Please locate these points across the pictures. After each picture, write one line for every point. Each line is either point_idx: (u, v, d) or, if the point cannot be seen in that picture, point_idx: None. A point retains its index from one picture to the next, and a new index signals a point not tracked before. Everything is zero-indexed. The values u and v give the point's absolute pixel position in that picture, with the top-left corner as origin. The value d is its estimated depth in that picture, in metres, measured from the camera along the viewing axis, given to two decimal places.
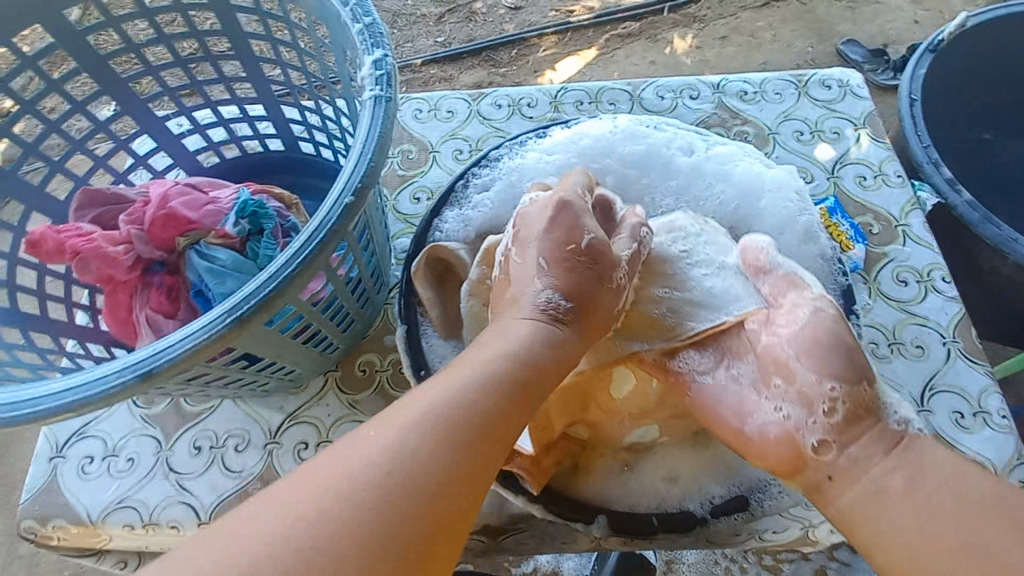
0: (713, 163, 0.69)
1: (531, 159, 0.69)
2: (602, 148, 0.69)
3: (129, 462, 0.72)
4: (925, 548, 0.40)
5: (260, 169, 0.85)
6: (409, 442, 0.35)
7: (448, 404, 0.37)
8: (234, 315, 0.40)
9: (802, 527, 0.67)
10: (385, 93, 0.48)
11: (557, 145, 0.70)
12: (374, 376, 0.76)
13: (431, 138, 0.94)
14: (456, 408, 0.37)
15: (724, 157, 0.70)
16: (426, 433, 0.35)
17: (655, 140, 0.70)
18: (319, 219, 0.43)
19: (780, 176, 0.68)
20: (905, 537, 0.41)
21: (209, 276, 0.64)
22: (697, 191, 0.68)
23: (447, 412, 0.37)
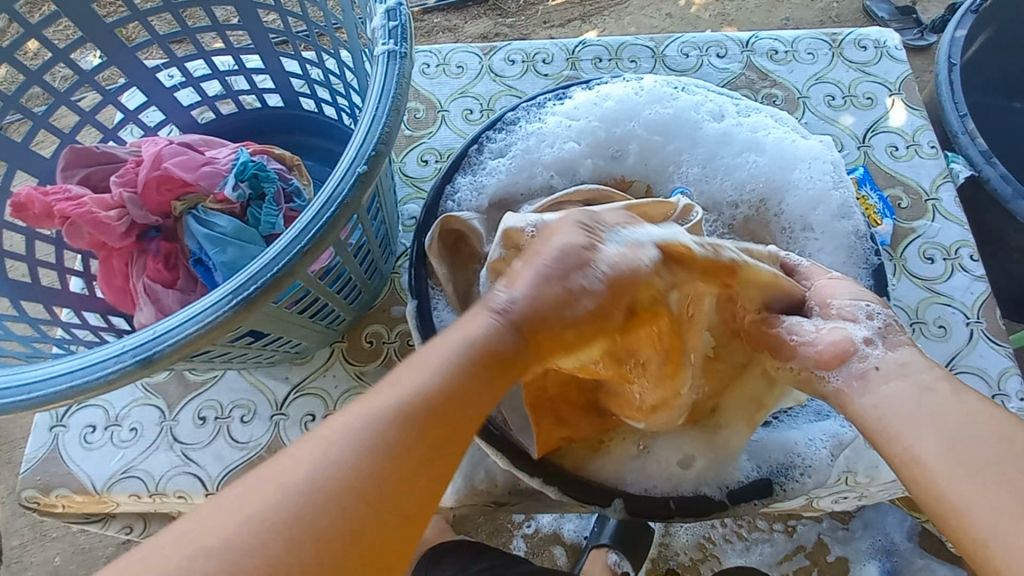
0: (745, 129, 0.64)
1: (551, 124, 0.65)
2: (626, 113, 0.65)
3: (132, 432, 0.71)
4: (946, 459, 0.36)
5: (258, 127, 0.80)
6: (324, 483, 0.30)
7: (362, 429, 0.32)
8: (240, 296, 0.37)
9: (807, 499, 0.69)
10: (399, 48, 0.43)
11: (579, 109, 0.65)
12: (382, 347, 0.74)
13: (439, 95, 0.89)
14: (374, 431, 0.32)
15: (759, 122, 0.65)
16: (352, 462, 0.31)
17: (684, 102, 0.65)
18: (330, 190, 0.39)
19: (817, 147, 0.64)
20: (927, 445, 0.38)
21: (208, 243, 0.61)
22: (728, 160, 0.64)
23: (373, 436, 0.32)
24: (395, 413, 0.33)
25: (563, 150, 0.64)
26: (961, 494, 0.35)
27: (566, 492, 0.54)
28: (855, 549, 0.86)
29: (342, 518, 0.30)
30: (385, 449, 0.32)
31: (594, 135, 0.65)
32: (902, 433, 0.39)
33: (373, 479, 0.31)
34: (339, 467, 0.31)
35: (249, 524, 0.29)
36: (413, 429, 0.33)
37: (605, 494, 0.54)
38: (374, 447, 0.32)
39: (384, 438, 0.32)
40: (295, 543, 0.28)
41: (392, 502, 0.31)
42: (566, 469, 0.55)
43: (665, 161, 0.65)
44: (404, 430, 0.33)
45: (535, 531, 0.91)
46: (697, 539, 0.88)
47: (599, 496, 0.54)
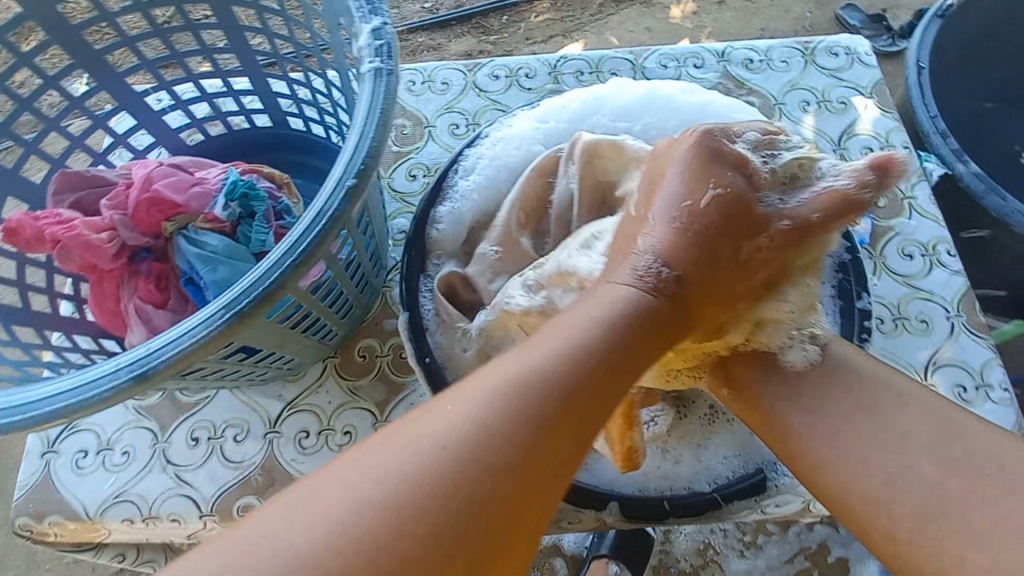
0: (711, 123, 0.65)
1: (521, 128, 0.67)
2: (589, 113, 0.68)
3: (124, 456, 0.71)
4: (851, 473, 0.44)
5: (246, 147, 0.81)
6: (432, 449, 0.32)
7: (526, 369, 0.36)
8: (233, 310, 0.37)
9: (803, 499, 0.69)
10: (385, 66, 0.45)
11: (549, 112, 0.68)
12: (374, 361, 0.75)
13: (426, 111, 0.91)
14: (546, 377, 0.35)
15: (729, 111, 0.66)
16: (471, 434, 0.33)
17: (649, 106, 0.67)
18: (321, 203, 0.40)
19: None
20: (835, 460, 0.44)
21: (200, 262, 0.61)
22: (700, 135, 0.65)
23: (523, 394, 0.34)
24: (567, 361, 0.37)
25: (532, 151, 0.66)
26: (889, 501, 0.42)
27: (562, 497, 0.54)
28: (855, 549, 0.87)
29: (485, 475, 0.32)
30: (538, 400, 0.35)
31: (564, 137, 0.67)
32: (809, 448, 0.46)
33: (491, 449, 0.32)
34: (472, 438, 0.33)
35: (376, 486, 0.31)
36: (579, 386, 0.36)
37: (601, 497, 0.54)
38: (520, 408, 0.34)
39: (524, 402, 0.34)
40: (418, 504, 0.30)
41: (525, 468, 0.33)
42: None
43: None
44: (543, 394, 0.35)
45: (534, 543, 0.90)
46: (697, 545, 0.89)
47: (595, 501, 0.54)
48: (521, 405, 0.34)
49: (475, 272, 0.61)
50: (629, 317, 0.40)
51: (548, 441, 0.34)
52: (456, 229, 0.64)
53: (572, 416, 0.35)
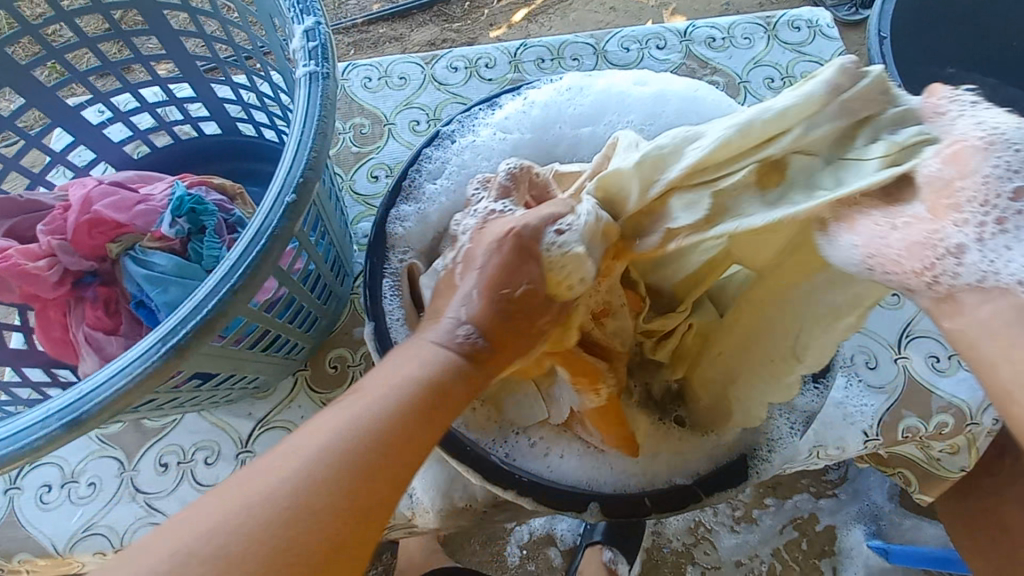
0: (667, 121, 0.64)
1: (485, 136, 0.64)
2: (553, 119, 0.66)
3: (90, 488, 0.68)
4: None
5: (196, 158, 0.78)
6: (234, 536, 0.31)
7: (355, 436, 0.35)
8: (170, 344, 0.34)
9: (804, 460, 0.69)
10: (321, 69, 0.42)
11: (511, 118, 0.65)
12: (347, 371, 0.73)
13: (384, 109, 0.88)
14: (341, 454, 0.35)
15: (689, 94, 0.65)
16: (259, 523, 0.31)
17: (605, 108, 0.66)
18: (259, 222, 0.37)
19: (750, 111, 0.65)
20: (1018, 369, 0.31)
21: (149, 285, 0.58)
22: (659, 125, 0.65)
23: (316, 471, 0.34)
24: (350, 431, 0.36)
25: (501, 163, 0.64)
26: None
27: (539, 500, 0.53)
28: (841, 516, 0.88)
29: (290, 548, 0.31)
30: (341, 472, 0.34)
31: (530, 147, 0.65)
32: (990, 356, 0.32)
33: (291, 536, 0.32)
34: (254, 512, 0.32)
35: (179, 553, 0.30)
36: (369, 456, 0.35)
37: (579, 499, 0.53)
38: (311, 480, 0.33)
39: (334, 479, 0.34)
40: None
41: (322, 545, 0.32)
42: (537, 473, 0.55)
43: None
44: (343, 470, 0.34)
45: (528, 535, 0.90)
46: (688, 523, 0.89)
47: (574, 501, 0.53)
48: (312, 480, 0.33)
49: (424, 287, 0.57)
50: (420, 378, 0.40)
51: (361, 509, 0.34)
52: (421, 230, 0.62)
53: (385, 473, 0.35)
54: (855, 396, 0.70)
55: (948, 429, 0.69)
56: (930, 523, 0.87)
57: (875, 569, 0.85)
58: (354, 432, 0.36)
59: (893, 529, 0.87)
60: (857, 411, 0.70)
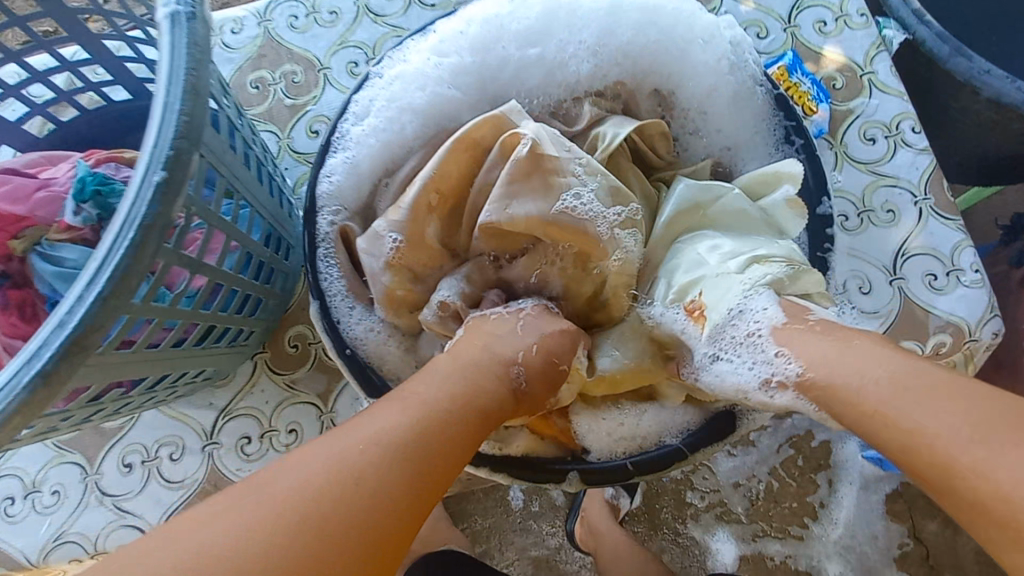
0: (625, 31, 0.56)
1: (416, 63, 0.56)
2: (494, 35, 0.56)
3: (54, 496, 0.66)
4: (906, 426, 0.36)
5: (109, 129, 0.69)
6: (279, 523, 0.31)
7: (369, 449, 0.35)
8: (34, 370, 0.29)
9: None
10: (185, 9, 0.34)
11: (447, 40, 0.56)
12: (309, 349, 0.69)
13: (317, 51, 0.77)
14: (373, 463, 0.34)
15: None
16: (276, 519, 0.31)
17: (554, 18, 0.57)
18: (124, 211, 0.30)
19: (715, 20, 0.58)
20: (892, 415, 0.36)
21: (62, 282, 0.52)
22: (618, 37, 0.56)
23: (334, 476, 0.33)
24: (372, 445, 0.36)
25: (438, 93, 0.56)
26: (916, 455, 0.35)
27: (517, 476, 0.50)
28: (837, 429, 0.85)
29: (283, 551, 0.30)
30: (362, 482, 0.33)
31: (469, 72, 0.56)
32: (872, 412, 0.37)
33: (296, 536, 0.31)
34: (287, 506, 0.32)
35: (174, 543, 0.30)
36: (378, 469, 0.35)
37: (556, 469, 0.50)
38: (323, 487, 0.33)
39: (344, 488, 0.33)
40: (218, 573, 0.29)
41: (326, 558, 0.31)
42: (512, 447, 0.52)
43: (564, 89, 0.57)
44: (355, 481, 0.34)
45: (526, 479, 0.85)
46: None
47: (553, 471, 0.51)
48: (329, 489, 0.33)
49: (366, 255, 0.51)
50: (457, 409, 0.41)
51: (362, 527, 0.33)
52: (355, 185, 0.56)
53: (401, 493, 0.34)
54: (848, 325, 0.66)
55: (944, 349, 0.66)
56: None
57: (870, 478, 0.83)
58: (372, 445, 0.35)
59: None
60: None
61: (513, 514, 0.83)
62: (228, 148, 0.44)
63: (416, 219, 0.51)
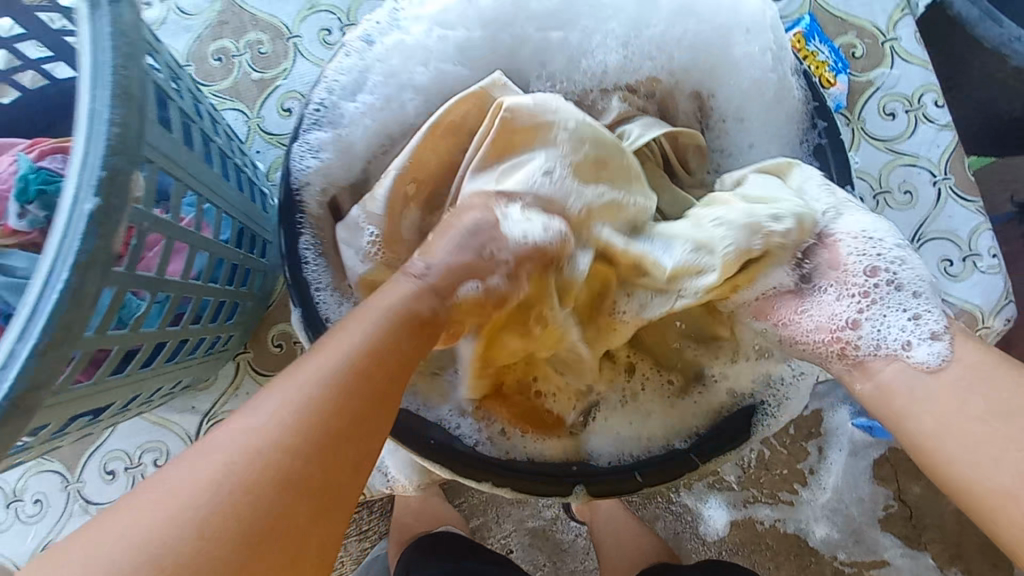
0: (632, 3, 0.51)
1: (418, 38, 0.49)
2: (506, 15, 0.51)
3: (37, 505, 0.63)
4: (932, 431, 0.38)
5: (56, 110, 0.61)
6: (180, 542, 0.27)
7: (253, 436, 0.31)
8: None
9: None
10: None
11: (450, 14, 0.50)
12: (294, 348, 0.65)
13: (285, 16, 0.69)
14: (268, 452, 0.30)
15: None
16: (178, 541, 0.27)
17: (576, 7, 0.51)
18: (52, 247, 0.26)
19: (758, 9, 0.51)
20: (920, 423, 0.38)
21: (10, 293, 0.47)
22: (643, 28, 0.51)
23: (232, 476, 0.29)
24: (262, 431, 0.31)
25: (441, 72, 0.50)
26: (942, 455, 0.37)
27: (520, 489, 0.48)
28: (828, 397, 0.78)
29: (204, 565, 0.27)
30: (264, 472, 0.30)
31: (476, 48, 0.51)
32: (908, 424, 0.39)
33: (220, 543, 0.28)
34: (186, 526, 0.28)
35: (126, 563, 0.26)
36: (286, 447, 0.31)
37: (561, 483, 0.47)
38: (219, 494, 0.29)
39: (246, 487, 0.29)
40: None
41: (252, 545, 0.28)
42: (514, 460, 0.49)
43: (590, 79, 0.53)
44: (257, 477, 0.29)
45: None
46: None
47: (560, 483, 0.48)
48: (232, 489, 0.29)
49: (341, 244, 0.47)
50: (370, 351, 0.35)
51: (287, 509, 0.30)
52: (343, 161, 0.50)
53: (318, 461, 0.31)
54: None
55: None
56: None
57: (859, 443, 0.77)
58: (263, 432, 0.31)
59: None
60: None
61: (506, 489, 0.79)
62: (184, 147, 0.39)
63: (394, 213, 0.46)
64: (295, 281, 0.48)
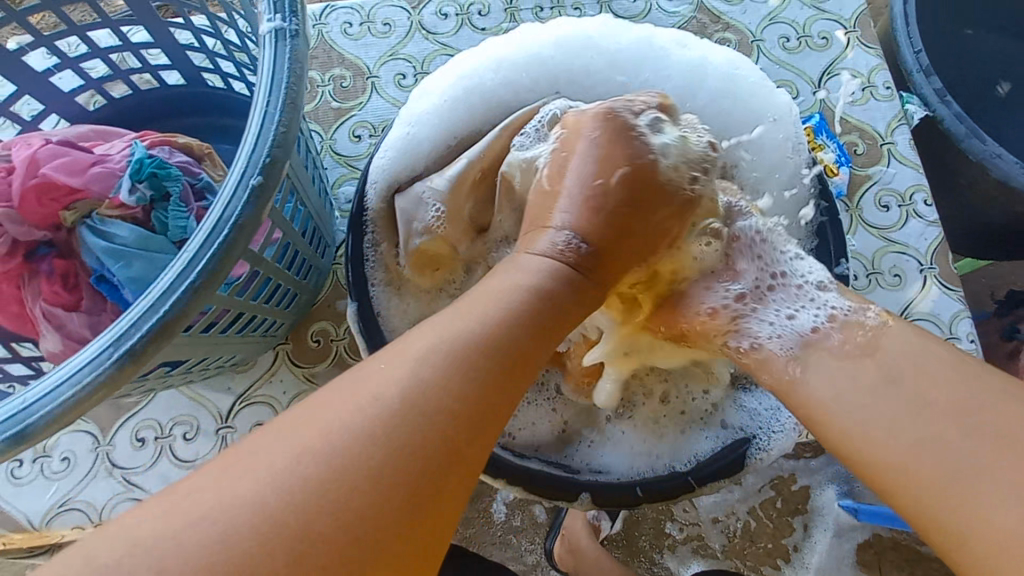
0: (679, 75, 0.60)
1: (503, 58, 0.59)
2: (577, 56, 0.60)
3: (64, 463, 0.66)
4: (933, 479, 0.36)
5: (161, 110, 0.70)
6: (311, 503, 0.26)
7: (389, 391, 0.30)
8: (122, 347, 0.31)
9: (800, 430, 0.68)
10: (288, 24, 0.36)
11: (532, 46, 0.59)
12: (330, 346, 0.70)
13: (367, 59, 0.80)
14: (394, 412, 0.29)
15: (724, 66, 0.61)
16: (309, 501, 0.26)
17: (638, 61, 0.60)
18: (219, 208, 0.33)
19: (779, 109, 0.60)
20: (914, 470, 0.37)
21: (109, 257, 0.54)
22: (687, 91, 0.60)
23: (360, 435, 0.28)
24: (385, 389, 0.30)
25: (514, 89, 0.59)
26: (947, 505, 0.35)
27: (530, 490, 0.52)
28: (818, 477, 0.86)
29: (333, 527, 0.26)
30: (395, 432, 0.29)
31: (546, 81, 0.60)
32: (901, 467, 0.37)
33: (355, 509, 0.27)
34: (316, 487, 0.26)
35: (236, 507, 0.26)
36: (415, 411, 0.30)
37: (568, 489, 0.52)
38: (352, 454, 0.28)
39: (375, 446, 0.28)
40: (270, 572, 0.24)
41: (392, 514, 0.27)
42: (528, 463, 0.54)
43: None
44: (389, 438, 0.28)
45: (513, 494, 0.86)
46: None
47: (566, 489, 0.52)
48: (366, 451, 0.28)
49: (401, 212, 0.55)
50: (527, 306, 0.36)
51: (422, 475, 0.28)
52: (412, 166, 0.58)
53: (444, 419, 0.30)
54: None
55: None
56: None
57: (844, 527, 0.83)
58: (396, 391, 0.30)
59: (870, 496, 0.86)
60: None
61: (494, 525, 0.85)
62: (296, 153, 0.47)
63: (456, 195, 0.56)
64: (353, 276, 0.55)
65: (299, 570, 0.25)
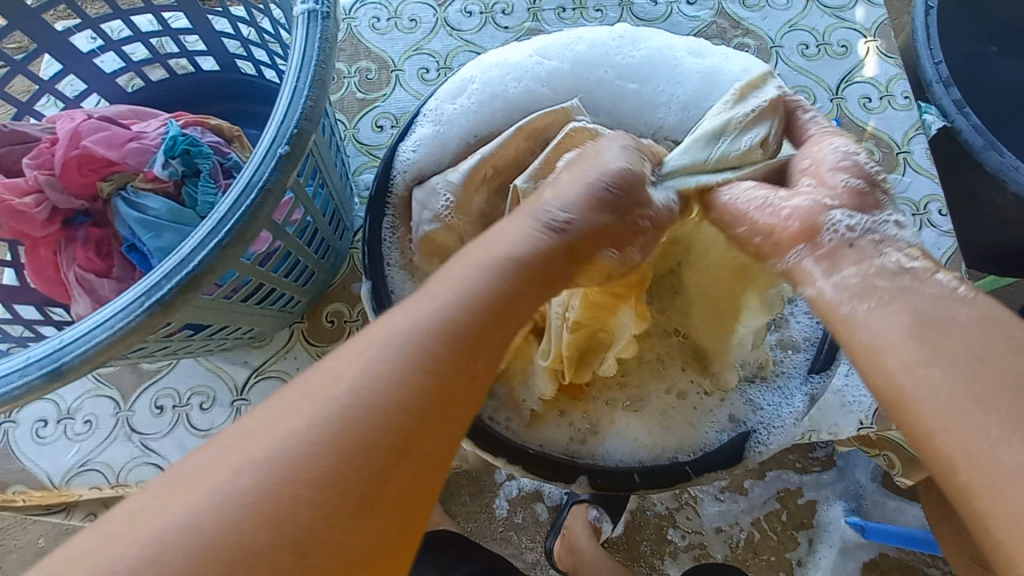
0: (696, 78, 0.61)
1: (525, 58, 0.61)
2: (596, 59, 0.61)
3: (86, 425, 0.69)
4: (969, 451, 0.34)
5: (194, 94, 0.74)
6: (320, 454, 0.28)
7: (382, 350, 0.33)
8: (154, 298, 0.33)
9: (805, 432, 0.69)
10: (321, 7, 0.39)
11: (553, 47, 0.61)
12: (344, 326, 0.72)
13: (392, 53, 0.83)
14: (392, 364, 0.32)
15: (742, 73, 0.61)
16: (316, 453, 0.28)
17: (654, 66, 0.61)
18: (249, 174, 0.35)
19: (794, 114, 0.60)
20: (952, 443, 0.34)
21: (141, 228, 0.57)
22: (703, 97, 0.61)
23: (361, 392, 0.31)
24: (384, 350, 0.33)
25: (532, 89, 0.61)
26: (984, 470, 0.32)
27: (530, 470, 0.54)
28: (824, 492, 0.86)
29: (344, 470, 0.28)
30: (394, 382, 0.32)
31: (564, 79, 0.61)
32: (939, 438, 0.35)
33: (355, 452, 0.29)
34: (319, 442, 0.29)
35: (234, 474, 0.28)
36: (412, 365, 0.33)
37: (567, 472, 0.53)
38: (356, 405, 0.30)
39: (378, 392, 0.31)
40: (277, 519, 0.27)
41: (392, 453, 0.30)
42: (529, 446, 0.55)
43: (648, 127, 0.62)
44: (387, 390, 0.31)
45: (517, 489, 0.87)
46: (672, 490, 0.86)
47: (564, 472, 0.54)
48: (368, 399, 0.31)
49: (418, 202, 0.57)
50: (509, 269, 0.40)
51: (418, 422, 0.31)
52: (434, 155, 0.60)
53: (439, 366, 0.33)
54: (855, 385, 0.70)
55: None
56: (912, 505, 0.85)
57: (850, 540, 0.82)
58: (390, 346, 0.33)
59: (876, 510, 0.85)
60: (855, 400, 0.69)
61: (494, 522, 0.86)
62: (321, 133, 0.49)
63: (468, 189, 0.57)
64: (370, 257, 0.58)
65: (315, 517, 0.27)
